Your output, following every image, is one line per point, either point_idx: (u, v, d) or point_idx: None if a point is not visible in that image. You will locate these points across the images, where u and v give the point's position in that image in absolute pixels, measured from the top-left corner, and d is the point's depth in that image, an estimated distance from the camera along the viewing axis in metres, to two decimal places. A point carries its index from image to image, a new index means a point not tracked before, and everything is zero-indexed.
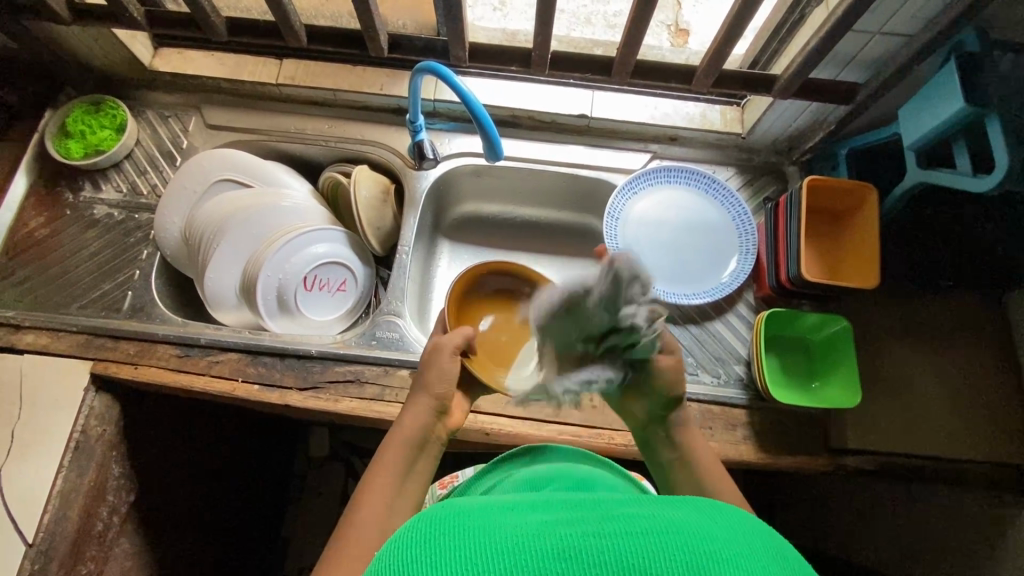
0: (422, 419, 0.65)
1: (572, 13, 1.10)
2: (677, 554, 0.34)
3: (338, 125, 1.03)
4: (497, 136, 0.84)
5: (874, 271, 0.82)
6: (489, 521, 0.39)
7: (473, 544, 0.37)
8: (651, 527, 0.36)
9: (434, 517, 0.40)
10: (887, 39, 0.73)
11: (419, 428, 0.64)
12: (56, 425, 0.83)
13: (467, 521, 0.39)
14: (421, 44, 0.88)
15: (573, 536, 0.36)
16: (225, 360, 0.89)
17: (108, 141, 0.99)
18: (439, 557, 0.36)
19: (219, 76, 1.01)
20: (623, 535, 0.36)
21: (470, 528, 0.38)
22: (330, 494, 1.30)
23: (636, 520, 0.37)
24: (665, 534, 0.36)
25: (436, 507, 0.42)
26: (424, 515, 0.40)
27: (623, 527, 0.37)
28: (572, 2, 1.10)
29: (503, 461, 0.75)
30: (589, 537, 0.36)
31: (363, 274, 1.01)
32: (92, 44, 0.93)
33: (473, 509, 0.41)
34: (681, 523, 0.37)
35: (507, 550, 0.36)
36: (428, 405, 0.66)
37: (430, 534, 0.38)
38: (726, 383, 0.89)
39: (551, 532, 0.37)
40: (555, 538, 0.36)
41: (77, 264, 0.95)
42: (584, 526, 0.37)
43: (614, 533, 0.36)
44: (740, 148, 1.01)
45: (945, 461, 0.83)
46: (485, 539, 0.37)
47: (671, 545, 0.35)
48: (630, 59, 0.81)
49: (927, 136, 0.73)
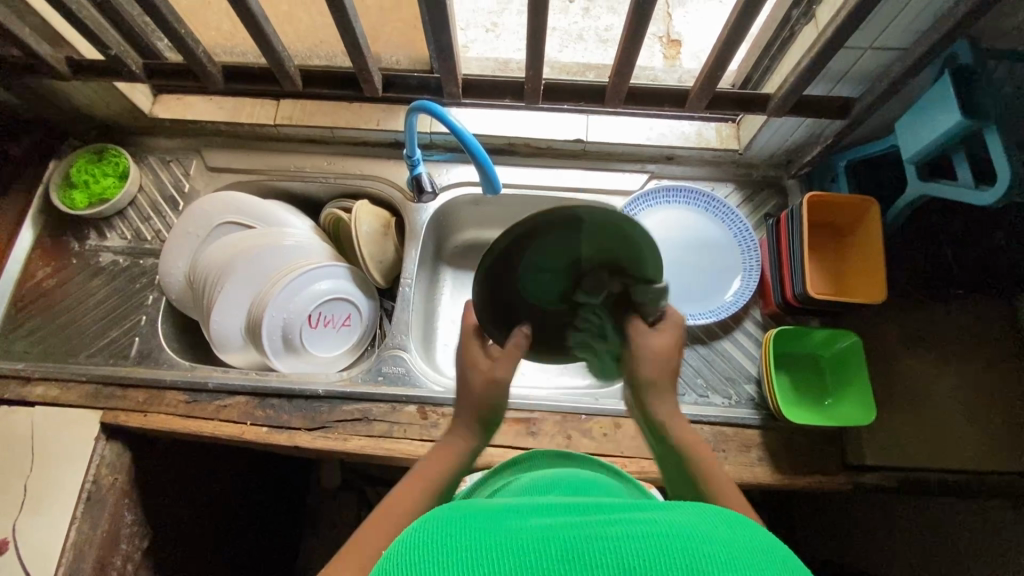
0: (458, 448, 0.61)
1: (564, 30, 1.11)
2: (677, 558, 0.34)
3: (337, 161, 1.04)
4: (493, 170, 0.85)
5: (882, 286, 0.81)
6: (490, 524, 0.39)
7: (473, 545, 0.36)
8: (651, 530, 0.36)
9: (434, 520, 0.40)
10: (879, 54, 0.73)
11: (449, 467, 0.59)
12: (68, 477, 0.83)
13: (470, 525, 0.39)
14: (415, 82, 0.89)
15: (573, 539, 0.36)
16: (233, 404, 0.89)
17: (111, 189, 1.00)
18: (438, 553, 0.36)
19: (217, 120, 1.02)
20: (623, 538, 0.35)
21: (471, 532, 0.38)
22: (344, 526, 1.29)
23: (637, 524, 0.37)
24: (664, 536, 0.35)
25: (439, 511, 0.42)
26: (425, 518, 0.40)
27: (622, 529, 0.36)
28: (563, 20, 1.12)
29: (502, 467, 0.73)
30: (589, 539, 0.36)
31: (367, 308, 1.01)
32: (94, 96, 0.94)
33: (477, 513, 0.41)
34: (678, 525, 0.37)
35: (508, 552, 0.35)
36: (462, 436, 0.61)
37: (433, 536, 0.37)
38: (737, 403, 0.88)
39: (552, 534, 0.37)
40: (555, 541, 0.36)
41: (83, 313, 0.96)
42: (582, 529, 0.37)
43: (613, 536, 0.36)
44: (737, 164, 1.01)
45: (966, 474, 0.82)
46: (486, 541, 0.37)
47: (671, 546, 0.35)
48: (623, 86, 0.81)
49: (925, 149, 0.72)
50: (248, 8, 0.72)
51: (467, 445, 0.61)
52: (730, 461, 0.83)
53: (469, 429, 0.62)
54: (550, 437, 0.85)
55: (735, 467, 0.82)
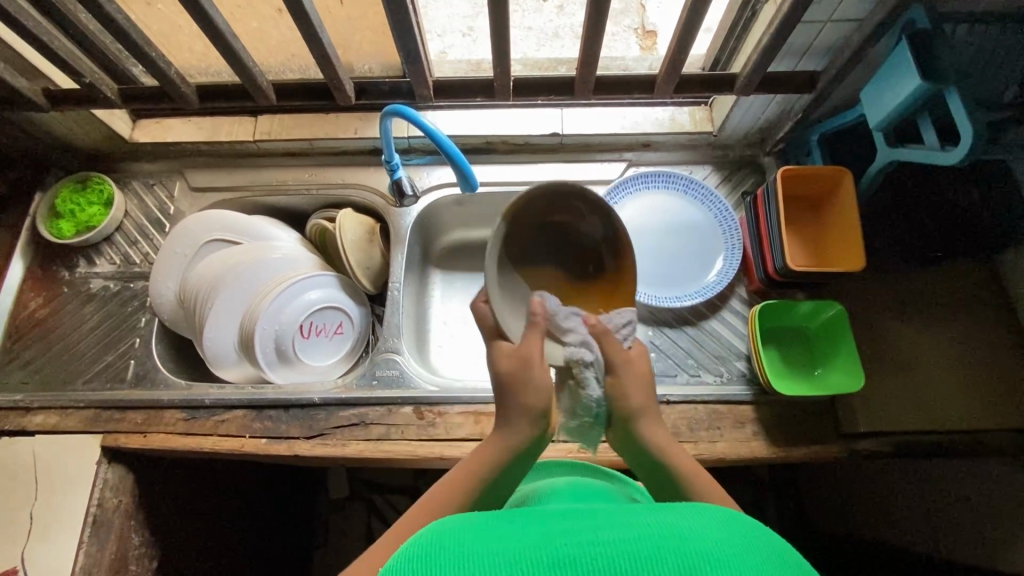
0: (510, 441, 0.59)
1: (540, 29, 1.12)
2: (671, 556, 0.36)
3: (319, 172, 1.05)
4: (469, 168, 0.86)
5: (860, 254, 0.82)
6: (488, 532, 0.41)
7: (472, 557, 0.37)
8: (645, 535, 0.38)
9: (431, 537, 0.40)
10: (839, 25, 0.73)
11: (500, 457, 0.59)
12: (70, 502, 0.84)
13: (468, 539, 0.40)
14: (387, 88, 0.91)
15: (568, 545, 0.37)
16: (230, 418, 0.89)
17: (97, 216, 1.01)
18: (443, 570, 0.36)
19: (197, 140, 1.03)
20: (618, 542, 0.37)
21: (469, 545, 0.39)
22: (355, 535, 1.30)
23: (628, 529, 0.39)
24: (656, 540, 0.37)
25: (435, 527, 0.43)
26: (423, 535, 0.41)
27: (614, 534, 0.38)
28: (538, 19, 1.12)
29: None
30: (584, 545, 0.37)
31: (358, 315, 1.02)
32: (73, 124, 0.96)
33: (472, 526, 0.42)
34: (668, 529, 0.38)
35: (506, 560, 0.36)
36: (512, 435, 0.59)
37: (431, 551, 0.38)
38: (729, 380, 0.89)
39: (549, 539, 0.38)
40: (552, 546, 0.37)
41: (78, 339, 0.97)
42: (577, 536, 0.38)
43: (607, 541, 0.37)
44: (713, 146, 1.02)
45: (959, 433, 0.82)
46: (483, 550, 0.38)
47: (663, 550, 0.36)
48: (590, 77, 0.82)
49: (891, 116, 0.73)
50: (215, 25, 0.73)
51: (521, 437, 0.59)
52: (725, 438, 0.83)
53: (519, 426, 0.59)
54: None
55: (730, 443, 0.83)
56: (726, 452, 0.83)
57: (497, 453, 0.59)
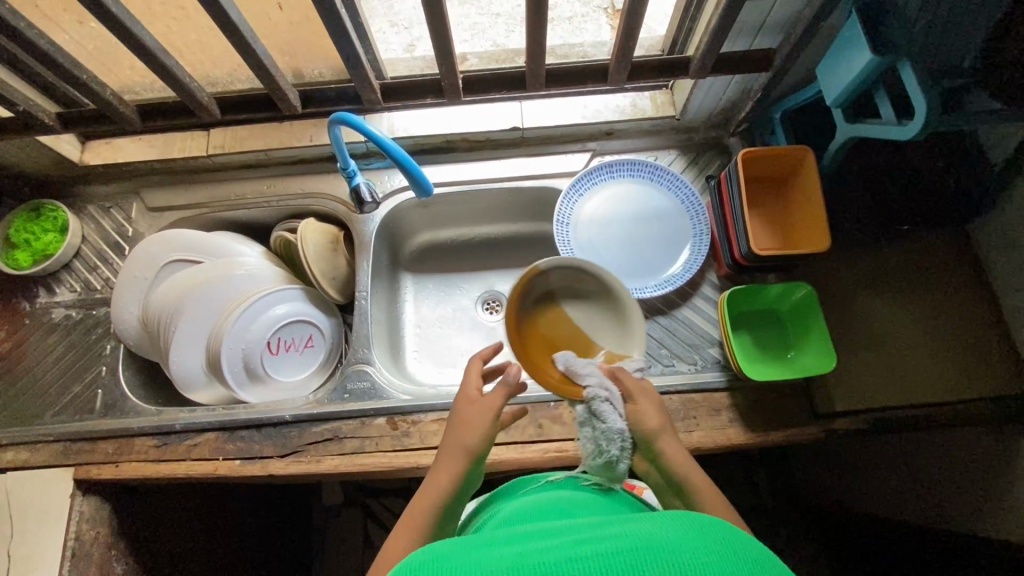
0: (456, 471, 0.61)
1: (509, 14, 1.04)
2: (647, 566, 0.36)
3: (277, 183, 1.03)
4: (421, 173, 0.83)
5: (825, 235, 0.80)
6: (467, 557, 0.40)
7: None
8: (620, 547, 0.38)
9: (407, 567, 0.40)
10: (788, 3, 0.71)
11: (450, 486, 0.60)
12: (45, 539, 0.83)
13: (444, 564, 0.39)
14: (334, 93, 0.88)
15: (545, 563, 0.37)
16: (203, 442, 0.88)
17: (53, 244, 0.99)
18: None
19: (150, 159, 1.01)
20: (593, 557, 0.37)
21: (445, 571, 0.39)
22: (353, 541, 1.30)
23: (606, 540, 0.39)
24: (629, 551, 0.38)
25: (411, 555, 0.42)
26: (400, 566, 0.40)
27: (592, 548, 0.38)
28: (507, 2, 1.03)
29: (491, 500, 0.73)
30: (561, 561, 0.37)
31: (329, 327, 1.00)
32: (18, 152, 0.93)
33: (450, 550, 0.42)
34: (643, 537, 0.39)
35: None
36: (461, 464, 0.61)
37: None
38: (703, 368, 0.88)
39: (527, 559, 0.39)
40: (530, 565, 0.38)
41: (43, 372, 0.95)
42: (553, 554, 0.38)
43: (584, 555, 0.38)
44: (678, 130, 1.00)
45: (935, 406, 0.82)
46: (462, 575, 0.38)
47: (638, 561, 0.37)
48: (541, 69, 0.80)
49: (845, 92, 0.71)
50: (142, 44, 0.70)
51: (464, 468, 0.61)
52: (700, 427, 0.83)
53: (464, 458, 0.61)
54: (522, 429, 0.85)
55: (706, 432, 0.83)
56: (702, 441, 0.82)
57: (445, 483, 0.61)
